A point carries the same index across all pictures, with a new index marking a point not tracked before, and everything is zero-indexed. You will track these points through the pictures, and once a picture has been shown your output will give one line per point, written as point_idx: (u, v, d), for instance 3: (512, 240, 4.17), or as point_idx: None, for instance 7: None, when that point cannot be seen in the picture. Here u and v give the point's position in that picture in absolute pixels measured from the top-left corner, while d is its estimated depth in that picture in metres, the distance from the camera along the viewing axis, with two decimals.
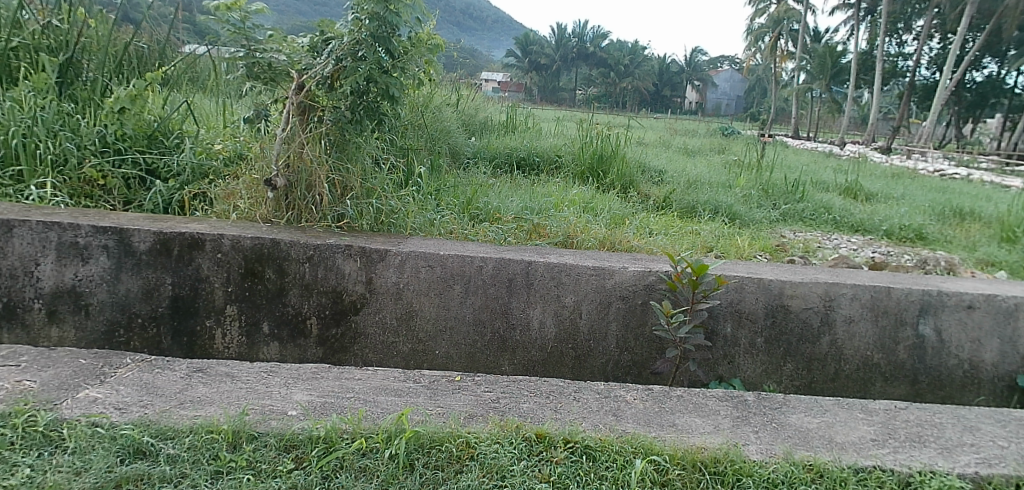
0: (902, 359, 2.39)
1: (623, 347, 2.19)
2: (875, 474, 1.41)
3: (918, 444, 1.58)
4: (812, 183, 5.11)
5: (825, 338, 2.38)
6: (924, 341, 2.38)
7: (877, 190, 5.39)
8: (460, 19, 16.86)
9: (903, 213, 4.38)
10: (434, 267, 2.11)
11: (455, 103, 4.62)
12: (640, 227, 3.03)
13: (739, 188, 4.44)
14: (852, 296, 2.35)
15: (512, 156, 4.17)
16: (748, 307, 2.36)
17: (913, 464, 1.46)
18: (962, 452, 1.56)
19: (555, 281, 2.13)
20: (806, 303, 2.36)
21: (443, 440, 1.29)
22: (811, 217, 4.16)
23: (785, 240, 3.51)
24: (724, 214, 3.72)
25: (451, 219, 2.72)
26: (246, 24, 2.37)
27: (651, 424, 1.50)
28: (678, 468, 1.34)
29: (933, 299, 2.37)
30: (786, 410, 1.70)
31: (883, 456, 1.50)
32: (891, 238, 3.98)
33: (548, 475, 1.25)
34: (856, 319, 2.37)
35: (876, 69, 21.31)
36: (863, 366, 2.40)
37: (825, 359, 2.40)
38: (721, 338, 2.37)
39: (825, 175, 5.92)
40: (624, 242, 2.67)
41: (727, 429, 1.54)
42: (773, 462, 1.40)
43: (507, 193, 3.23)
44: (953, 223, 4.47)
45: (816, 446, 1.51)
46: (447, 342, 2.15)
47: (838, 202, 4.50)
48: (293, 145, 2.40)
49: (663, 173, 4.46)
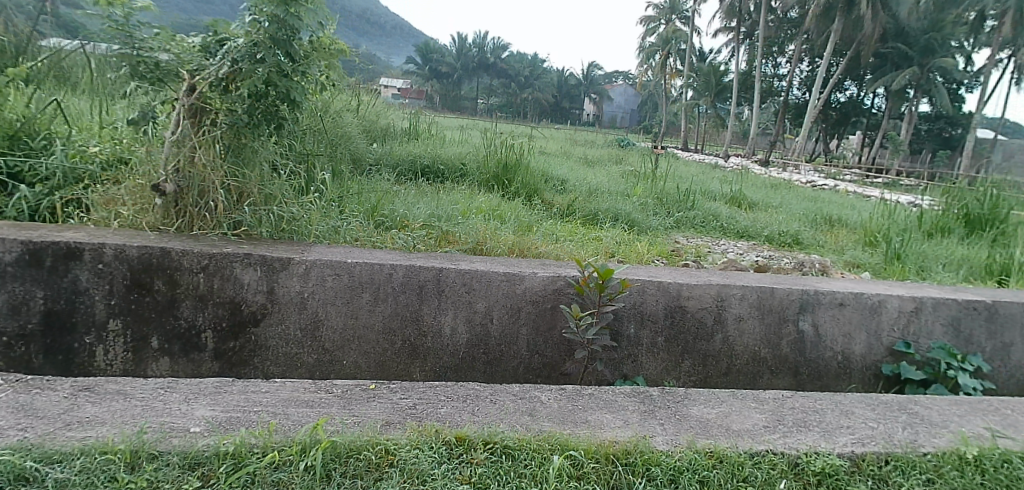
0: (785, 352, 2.62)
1: (534, 350, 2.23)
2: (768, 458, 1.55)
3: (804, 428, 1.75)
4: (702, 193, 5.48)
5: (718, 336, 2.56)
6: (803, 335, 2.63)
7: (759, 199, 5.87)
8: (355, 23, 16.50)
9: (782, 222, 4.78)
10: (341, 275, 2.05)
11: (355, 108, 4.50)
12: (546, 234, 3.11)
13: (637, 196, 4.68)
14: (741, 296, 2.55)
15: (416, 163, 4.13)
16: (649, 308, 2.49)
17: (800, 447, 1.62)
18: (840, 433, 1.76)
19: (466, 288, 2.14)
20: (701, 303, 2.52)
21: (362, 449, 1.26)
22: (701, 224, 4.46)
23: (680, 246, 3.74)
24: (623, 221, 3.89)
25: (356, 226, 2.65)
26: (129, 20, 2.19)
27: (566, 422, 1.54)
28: (592, 462, 1.39)
29: (811, 297, 2.63)
30: (687, 402, 1.81)
31: (774, 440, 1.64)
32: (772, 243, 4.35)
33: (468, 477, 1.26)
34: (745, 317, 2.57)
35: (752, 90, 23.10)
36: (752, 360, 2.60)
37: (719, 355, 2.58)
38: (624, 338, 2.48)
39: (713, 185, 6.37)
40: (532, 248, 2.73)
41: (635, 422, 1.62)
42: (677, 451, 1.50)
43: (413, 200, 3.20)
44: (824, 230, 4.95)
45: (715, 434, 1.63)
46: (356, 352, 2.09)
47: (725, 210, 4.85)
48: (184, 149, 2.25)
49: (566, 182, 4.60)
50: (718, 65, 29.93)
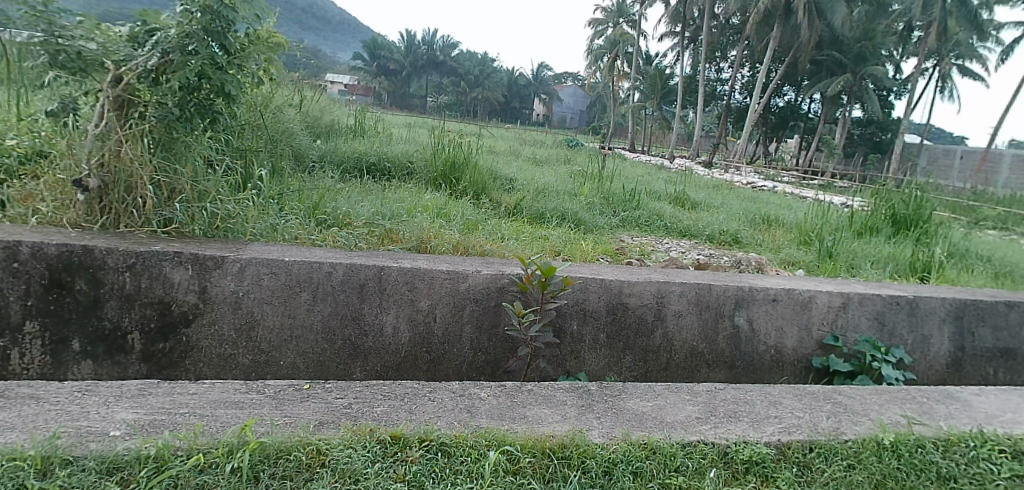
0: (721, 347, 2.72)
1: (477, 348, 2.24)
2: (699, 448, 1.62)
3: (734, 419, 1.82)
4: (647, 193, 5.61)
5: (658, 331, 2.63)
6: (739, 330, 2.73)
7: (701, 199, 6.05)
8: (301, 17, 16.14)
9: (723, 221, 4.95)
10: (277, 274, 2.00)
11: (298, 103, 4.40)
12: (492, 233, 3.12)
13: (583, 196, 4.75)
14: (680, 293, 2.63)
15: (362, 160, 4.08)
16: (591, 305, 2.54)
17: (730, 437, 1.69)
18: (768, 423, 1.84)
19: (408, 286, 2.13)
20: (642, 300, 2.59)
21: (292, 449, 1.24)
22: (645, 223, 4.57)
23: (625, 245, 3.82)
24: (569, 221, 3.95)
25: (296, 224, 2.60)
26: (48, 7, 2.05)
27: (504, 418, 1.56)
28: (529, 456, 1.41)
29: (746, 294, 2.73)
30: (624, 396, 1.85)
31: (705, 431, 1.71)
32: (712, 242, 4.50)
33: (403, 475, 1.26)
34: (683, 313, 2.65)
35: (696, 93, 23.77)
36: (690, 355, 2.68)
37: (659, 351, 2.65)
38: (567, 335, 2.53)
39: (657, 185, 6.53)
40: (476, 247, 2.74)
41: (572, 417, 1.65)
42: (613, 444, 1.54)
43: (357, 198, 3.16)
44: (762, 229, 5.15)
45: (650, 426, 1.68)
46: (294, 352, 2.06)
47: (668, 210, 4.98)
48: (108, 143, 2.16)
49: (514, 181, 4.63)
50: (666, 68, 30.65)
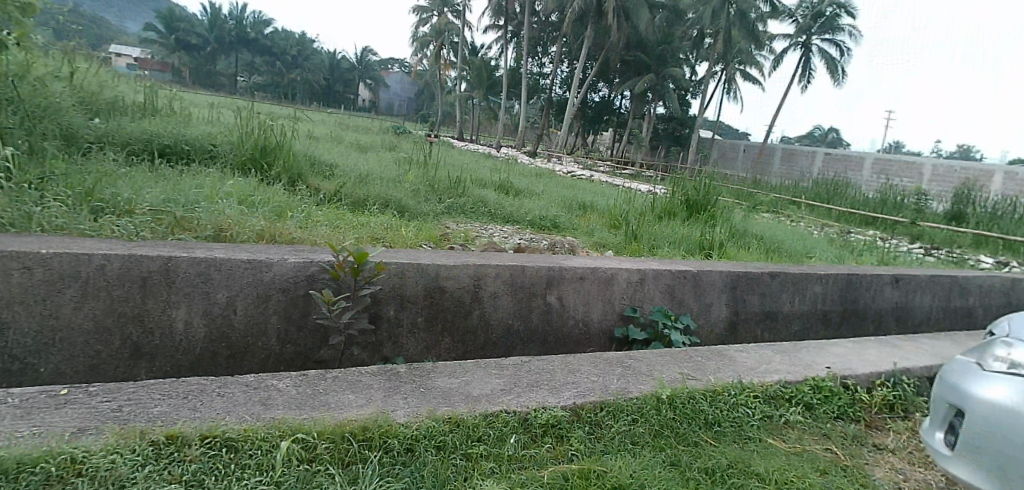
0: (535, 323, 2.90)
1: (284, 339, 2.14)
2: (502, 417, 1.71)
3: (536, 388, 1.96)
4: (472, 180, 5.74)
5: (475, 312, 2.73)
6: (550, 307, 2.93)
7: (524, 186, 6.34)
8: None
9: (542, 207, 5.23)
10: (32, 270, 1.75)
11: (68, 77, 3.83)
12: (304, 220, 2.99)
13: (408, 183, 4.73)
14: (496, 275, 2.75)
15: (153, 143, 3.67)
16: (408, 291, 2.55)
17: (531, 404, 1.82)
18: (566, 389, 2.00)
19: (202, 278, 1.97)
20: (458, 283, 2.66)
21: (40, 459, 1.17)
22: (470, 210, 4.68)
23: (449, 231, 3.87)
24: (392, 207, 3.92)
25: (62, 212, 2.27)
26: None
27: (303, 407, 1.52)
28: (326, 443, 1.41)
29: (556, 273, 2.93)
30: (432, 375, 1.90)
31: (509, 401, 1.81)
32: (533, 227, 4.75)
33: (178, 476, 1.24)
34: (499, 294, 2.78)
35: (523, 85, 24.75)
36: (506, 333, 2.83)
37: (476, 331, 2.75)
38: (384, 320, 2.52)
39: (483, 173, 6.72)
40: (284, 234, 2.61)
41: (377, 400, 1.65)
42: (417, 421, 1.57)
43: (145, 184, 2.84)
44: (578, 214, 5.53)
45: (455, 401, 1.74)
46: (59, 357, 1.83)
47: (492, 197, 5.15)
48: None
49: (334, 167, 4.48)
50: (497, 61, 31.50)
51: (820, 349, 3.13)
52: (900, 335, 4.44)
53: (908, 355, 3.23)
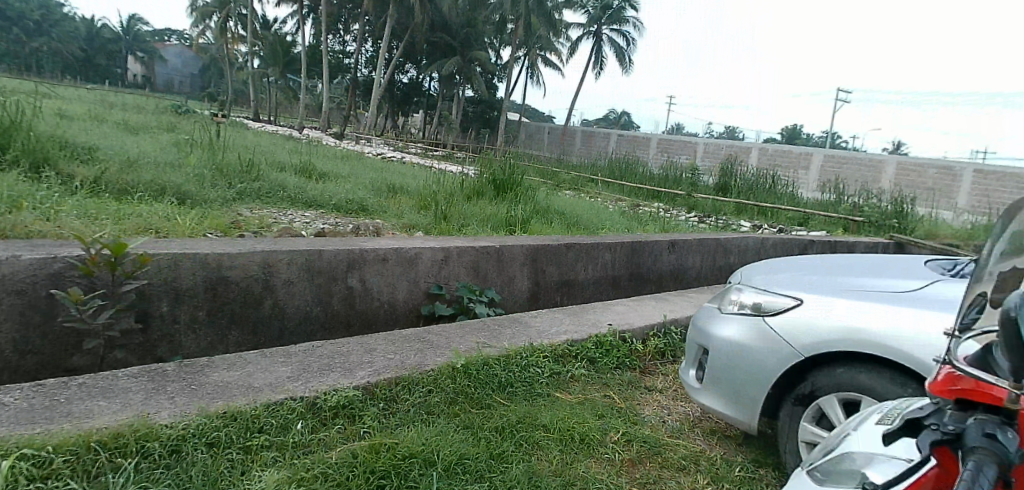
0: (336, 308, 2.84)
1: (24, 350, 1.98)
2: (285, 404, 1.74)
3: (327, 372, 1.98)
4: (268, 164, 5.41)
5: (268, 301, 2.60)
6: (352, 291, 2.89)
7: (328, 169, 6.13)
8: None
9: (348, 191, 5.09)
10: None
11: None
12: (48, 212, 2.60)
13: (190, 167, 4.33)
14: (289, 261, 2.62)
15: None
16: (185, 284, 2.34)
17: (320, 388, 1.85)
18: (360, 369, 2.05)
19: None
20: (246, 272, 2.50)
21: None
22: (267, 195, 4.41)
23: (240, 218, 3.58)
24: (171, 195, 3.54)
25: None
26: None
27: (35, 420, 1.48)
28: (68, 456, 1.38)
29: (357, 256, 2.88)
30: (206, 370, 1.88)
31: (295, 387, 1.84)
32: (339, 211, 4.60)
33: None
34: (294, 281, 2.66)
35: (326, 65, 23.67)
36: (304, 320, 2.74)
37: (270, 321, 2.62)
38: (156, 318, 2.30)
39: (282, 156, 6.36)
40: (19, 228, 2.25)
41: (136, 403, 1.63)
42: (184, 420, 1.57)
43: None
44: (386, 196, 5.49)
45: (234, 394, 1.75)
46: None
47: (292, 181, 4.89)
48: None
49: (94, 151, 3.94)
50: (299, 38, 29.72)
51: (605, 309, 3.50)
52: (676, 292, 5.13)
53: (677, 307, 3.75)
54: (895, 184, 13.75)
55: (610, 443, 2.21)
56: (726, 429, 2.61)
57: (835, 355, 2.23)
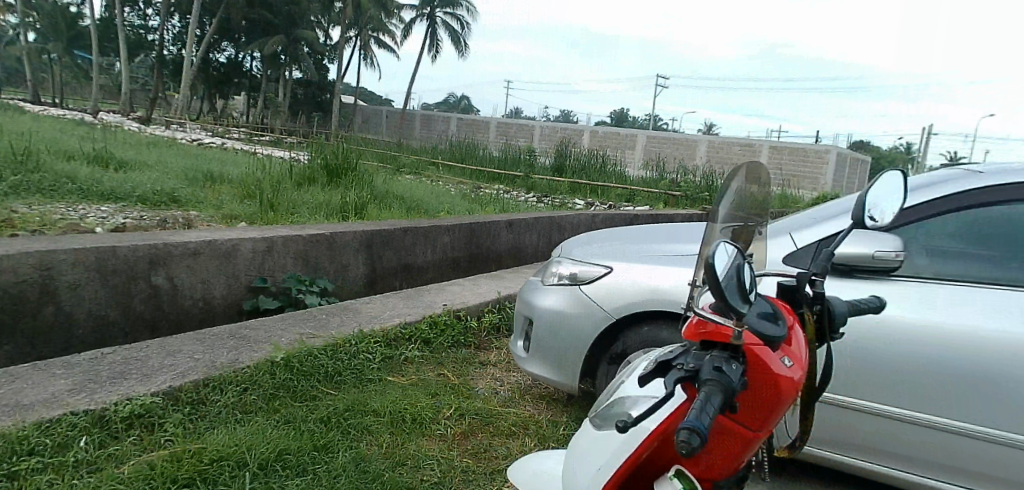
0: (138, 310, 2.72)
1: None
2: (65, 420, 1.71)
3: (118, 380, 1.98)
4: (49, 154, 4.76)
5: (50, 307, 2.43)
6: (157, 289, 2.79)
7: (130, 157, 5.51)
8: None
9: (155, 181, 4.60)
10: None
11: None
12: None
13: None
14: (73, 261, 2.46)
15: None
16: None
17: (109, 399, 1.84)
18: (160, 374, 2.05)
19: None
20: (20, 276, 2.32)
21: None
22: (50, 188, 3.87)
23: (14, 215, 3.09)
24: None
25: None
26: None
27: None
28: None
29: (159, 251, 2.77)
30: None
31: (78, 401, 1.81)
32: (145, 204, 4.15)
33: None
34: (81, 283, 2.51)
35: (122, 40, 20.96)
36: (97, 326, 2.59)
37: (53, 328, 2.45)
38: None
39: (71, 144, 5.59)
40: None
41: None
42: None
43: None
44: (204, 186, 5.04)
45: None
46: None
47: (83, 172, 4.35)
48: None
49: None
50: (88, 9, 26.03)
51: (441, 291, 3.60)
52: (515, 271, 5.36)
53: (511, 284, 3.98)
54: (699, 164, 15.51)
55: (443, 419, 2.26)
56: (553, 393, 2.78)
57: (639, 313, 2.50)
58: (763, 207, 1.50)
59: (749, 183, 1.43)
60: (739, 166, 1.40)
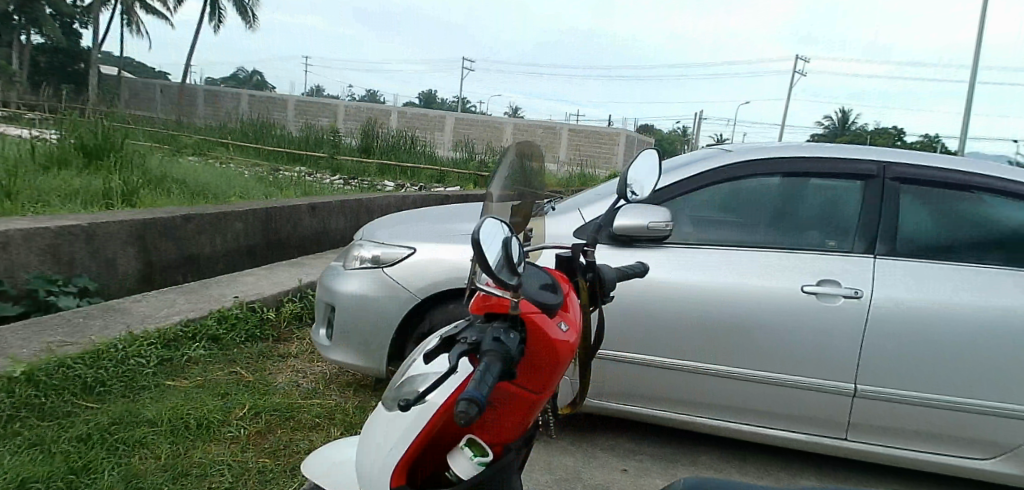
0: None
1: None
2: None
3: None
4: None
5: None
6: None
7: None
8: None
9: None
10: None
11: None
12: None
13: None
14: None
15: None
16: None
17: None
18: None
19: None
20: None
21: None
22: None
23: None
24: None
25: None
26: None
27: None
28: None
29: None
30: None
31: None
32: None
33: None
34: None
35: None
36: None
37: None
38: None
39: None
40: None
41: None
42: None
43: None
44: None
45: None
46: None
47: None
48: None
49: None
50: None
51: (220, 291, 4.01)
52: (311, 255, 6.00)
53: (253, 285, 4.42)
54: (501, 147, 16.29)
55: (234, 421, 2.60)
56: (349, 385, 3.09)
57: (434, 296, 3.12)
58: (535, 184, 1.64)
59: (522, 162, 1.56)
60: (511, 145, 1.52)
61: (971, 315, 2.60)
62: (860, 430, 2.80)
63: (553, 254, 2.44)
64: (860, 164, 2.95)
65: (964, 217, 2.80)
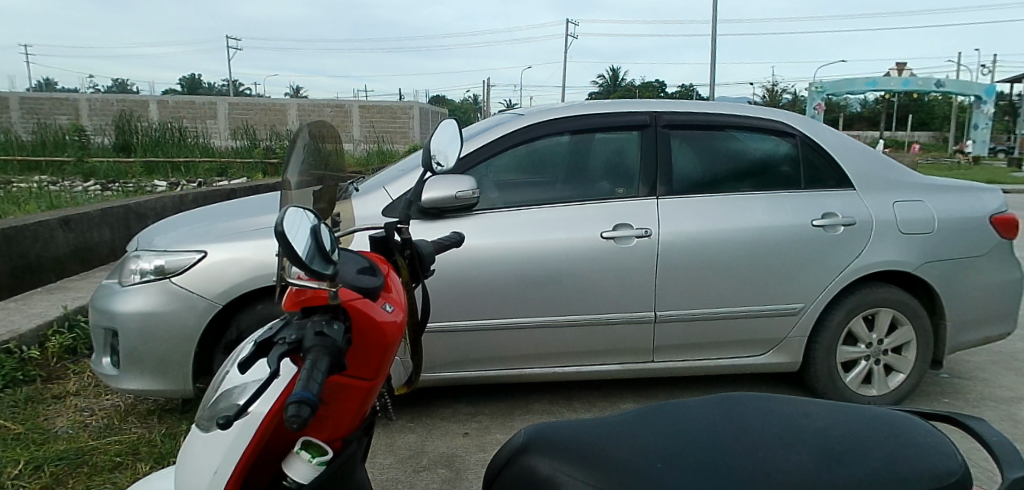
0: None
1: None
2: None
3: None
4: None
5: None
6: None
7: None
8: None
9: None
10: None
11: None
12: None
13: None
14: None
15: None
16: None
17: None
18: None
19: None
20: None
21: None
22: None
23: None
24: None
25: None
26: None
27: None
28: None
29: None
30: None
31: None
32: None
33: None
34: None
35: None
36: None
37: None
38: None
39: None
40: None
41: None
42: None
43: None
44: None
45: None
46: None
47: None
48: None
49: None
50: None
51: None
52: (74, 279, 5.16)
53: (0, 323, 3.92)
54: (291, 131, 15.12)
55: (9, 483, 2.40)
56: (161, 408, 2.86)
57: (238, 299, 2.85)
58: (333, 166, 1.55)
59: (315, 144, 1.45)
60: (300, 125, 1.40)
61: (733, 237, 3.08)
62: (662, 351, 3.19)
63: (365, 236, 2.49)
64: (633, 115, 3.29)
65: (719, 154, 3.28)
